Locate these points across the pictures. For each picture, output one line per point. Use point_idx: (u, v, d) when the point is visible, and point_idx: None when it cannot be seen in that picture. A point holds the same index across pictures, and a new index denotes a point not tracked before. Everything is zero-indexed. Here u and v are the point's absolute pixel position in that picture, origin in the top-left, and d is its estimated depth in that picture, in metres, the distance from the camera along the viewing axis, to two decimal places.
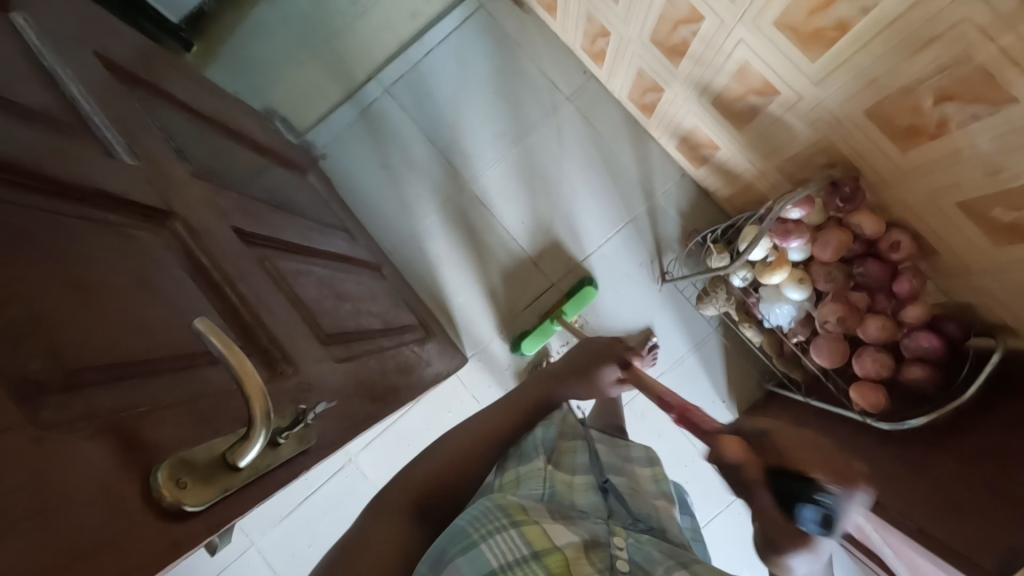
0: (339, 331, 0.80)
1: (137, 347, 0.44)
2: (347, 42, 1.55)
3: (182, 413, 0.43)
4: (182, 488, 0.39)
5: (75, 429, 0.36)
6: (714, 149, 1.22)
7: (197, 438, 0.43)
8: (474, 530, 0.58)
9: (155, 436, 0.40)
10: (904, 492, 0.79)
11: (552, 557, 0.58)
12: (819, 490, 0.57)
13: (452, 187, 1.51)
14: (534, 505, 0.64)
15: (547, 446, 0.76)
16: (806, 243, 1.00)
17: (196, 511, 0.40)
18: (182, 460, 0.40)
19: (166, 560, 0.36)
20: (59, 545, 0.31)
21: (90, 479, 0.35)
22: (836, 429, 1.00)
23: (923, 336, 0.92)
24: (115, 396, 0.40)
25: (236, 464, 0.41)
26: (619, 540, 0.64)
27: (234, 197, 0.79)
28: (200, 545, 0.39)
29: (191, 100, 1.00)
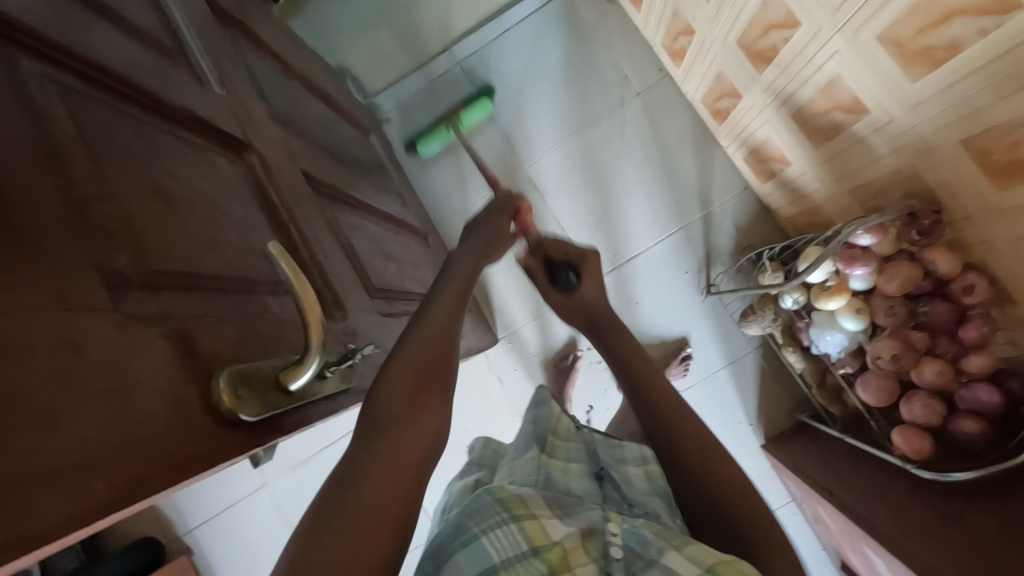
0: (385, 287, 0.82)
1: (209, 263, 0.46)
2: (427, 11, 1.56)
3: (243, 332, 0.45)
4: (238, 399, 0.40)
5: (153, 325, 0.38)
6: (784, 163, 1.17)
7: (253, 357, 0.45)
8: (474, 525, 0.57)
9: (219, 349, 0.42)
10: (937, 544, 0.76)
11: (553, 552, 0.57)
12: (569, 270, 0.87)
13: (508, 169, 1.51)
14: (532, 495, 0.62)
15: (539, 440, 0.79)
16: (871, 272, 0.95)
17: (249, 422, 0.41)
18: (239, 373, 0.41)
19: (213, 463, 0.38)
20: (125, 426, 0.33)
21: (161, 373, 0.37)
22: (872, 474, 0.97)
23: (983, 390, 0.86)
24: (187, 302, 0.42)
25: (288, 386, 0.43)
26: (613, 526, 0.62)
27: (304, 144, 0.82)
28: (245, 455, 0.41)
29: (274, 45, 1.03)
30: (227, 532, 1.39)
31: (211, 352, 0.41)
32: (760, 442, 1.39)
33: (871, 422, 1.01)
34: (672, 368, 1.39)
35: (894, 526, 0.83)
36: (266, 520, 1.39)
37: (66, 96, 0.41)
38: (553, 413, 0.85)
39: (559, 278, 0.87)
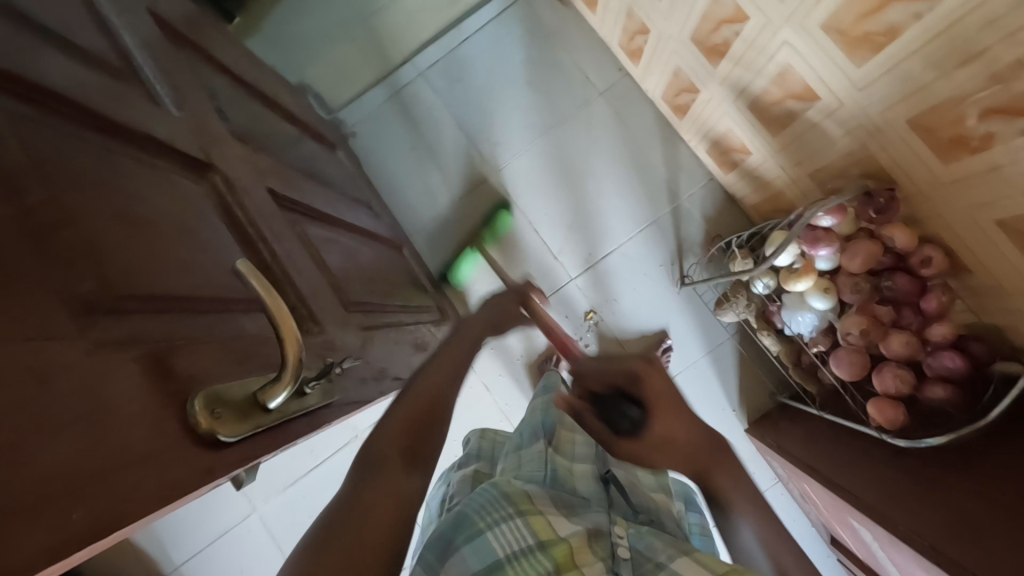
0: (362, 300, 0.81)
1: (178, 284, 0.45)
2: (386, 24, 1.56)
3: (218, 350, 0.44)
4: (216, 419, 0.39)
5: (121, 350, 0.37)
6: (745, 153, 1.21)
7: (232, 375, 0.44)
8: (480, 519, 0.57)
9: (196, 370, 0.41)
10: (919, 508, 0.78)
11: (558, 548, 0.55)
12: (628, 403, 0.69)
13: (479, 176, 1.52)
14: (538, 493, 0.62)
15: (546, 431, 0.79)
16: (835, 252, 0.98)
17: (229, 442, 0.40)
18: (216, 395, 0.40)
19: (199, 484, 0.37)
20: (100, 454, 0.32)
21: (133, 398, 0.35)
22: (850, 446, 1.00)
23: (947, 355, 0.90)
24: (157, 325, 0.41)
25: (266, 404, 0.42)
26: (619, 529, 0.62)
27: (269, 161, 0.81)
28: (232, 474, 0.40)
29: (231, 64, 1.02)
30: (216, 565, 1.35)
31: (187, 372, 0.40)
32: (744, 427, 1.42)
33: (846, 397, 1.05)
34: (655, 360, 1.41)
35: (874, 493, 0.87)
36: (255, 548, 1.35)
37: (15, 121, 0.40)
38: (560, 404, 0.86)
39: (619, 419, 0.68)
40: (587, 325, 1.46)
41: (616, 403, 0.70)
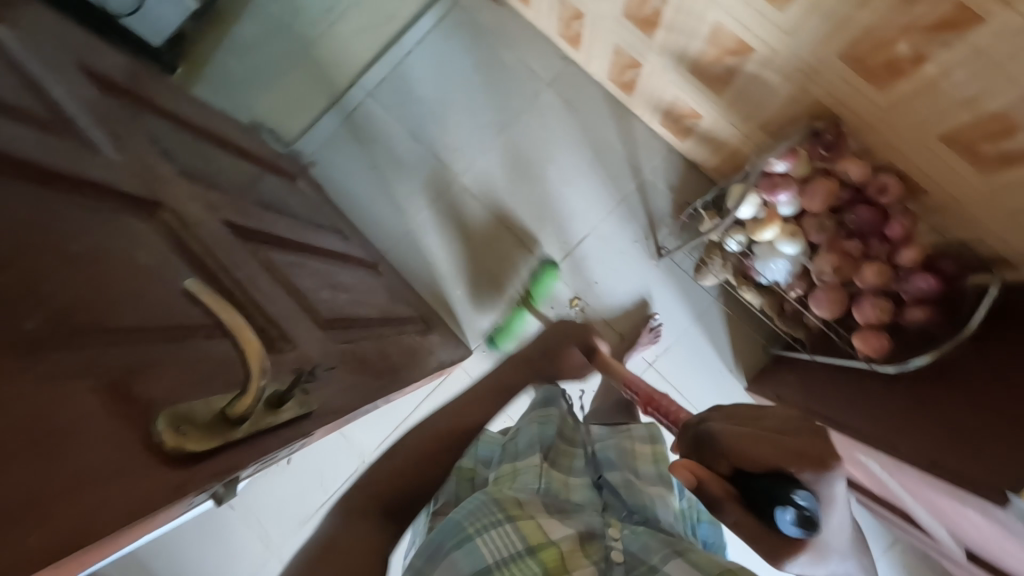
0: (337, 317, 0.81)
1: (132, 316, 0.44)
2: (328, 51, 1.58)
3: (178, 373, 0.44)
4: (184, 435, 0.38)
5: (75, 379, 0.36)
6: (697, 117, 1.22)
7: (195, 394, 0.43)
8: (469, 525, 0.58)
9: (157, 393, 0.41)
10: (917, 432, 0.78)
11: (547, 552, 0.56)
12: (796, 489, 0.45)
13: (443, 184, 1.53)
14: (530, 498, 0.62)
15: (545, 443, 0.77)
16: (795, 196, 0.99)
17: (199, 458, 0.39)
18: (180, 412, 0.40)
19: (168, 500, 0.37)
20: (57, 476, 0.32)
21: (89, 424, 0.35)
22: (841, 385, 1.01)
23: (920, 278, 0.91)
24: (111, 354, 0.41)
25: (235, 417, 0.40)
26: (613, 531, 0.61)
27: (223, 196, 0.80)
28: (208, 487, 0.39)
29: (176, 110, 1.02)
30: None
31: (149, 396, 0.40)
32: (744, 385, 1.42)
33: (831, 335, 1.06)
34: (643, 338, 1.42)
35: (873, 425, 0.87)
36: None
37: None
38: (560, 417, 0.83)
39: (784, 523, 0.45)
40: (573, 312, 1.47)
41: (787, 494, 0.45)
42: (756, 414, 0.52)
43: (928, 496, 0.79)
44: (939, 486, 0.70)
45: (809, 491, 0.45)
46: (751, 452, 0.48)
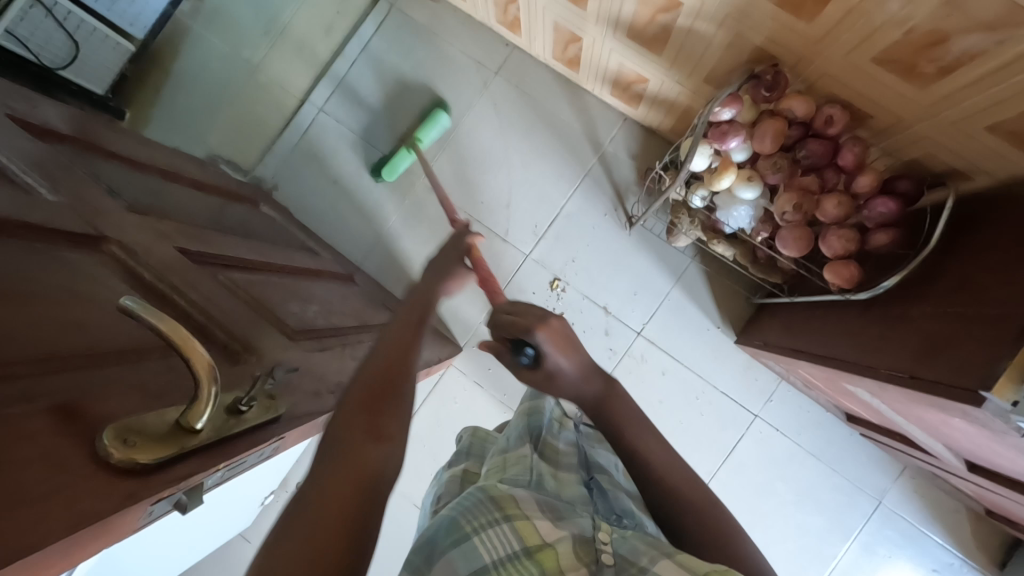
0: (308, 327, 0.80)
1: (73, 345, 0.44)
2: (273, 73, 1.58)
3: (123, 393, 0.43)
4: (132, 447, 0.37)
5: (8, 404, 0.35)
6: (644, 81, 1.23)
7: (142, 408, 0.43)
8: (467, 523, 0.58)
9: (102, 412, 0.40)
10: (894, 347, 0.80)
11: (544, 553, 0.56)
12: (525, 345, 0.73)
13: (407, 186, 1.54)
14: (525, 495, 0.62)
15: (534, 431, 0.81)
16: (745, 140, 1.00)
17: (148, 469, 0.38)
18: (129, 425, 0.38)
19: (119, 508, 0.36)
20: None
21: (30, 443, 0.34)
22: (822, 320, 1.02)
23: (879, 202, 0.92)
24: (46, 379, 0.40)
25: (191, 426, 0.40)
26: (604, 534, 0.61)
27: (176, 225, 0.80)
28: (162, 494, 0.39)
29: (123, 149, 1.01)
30: None
31: (103, 419, 0.39)
32: (732, 338, 1.43)
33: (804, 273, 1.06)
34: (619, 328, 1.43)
35: (855, 349, 0.88)
36: None
37: None
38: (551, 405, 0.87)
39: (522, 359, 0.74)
40: (556, 294, 1.47)
41: (519, 343, 0.74)
42: (519, 305, 0.73)
43: (913, 409, 0.80)
44: (918, 396, 0.71)
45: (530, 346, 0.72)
46: (504, 323, 0.73)
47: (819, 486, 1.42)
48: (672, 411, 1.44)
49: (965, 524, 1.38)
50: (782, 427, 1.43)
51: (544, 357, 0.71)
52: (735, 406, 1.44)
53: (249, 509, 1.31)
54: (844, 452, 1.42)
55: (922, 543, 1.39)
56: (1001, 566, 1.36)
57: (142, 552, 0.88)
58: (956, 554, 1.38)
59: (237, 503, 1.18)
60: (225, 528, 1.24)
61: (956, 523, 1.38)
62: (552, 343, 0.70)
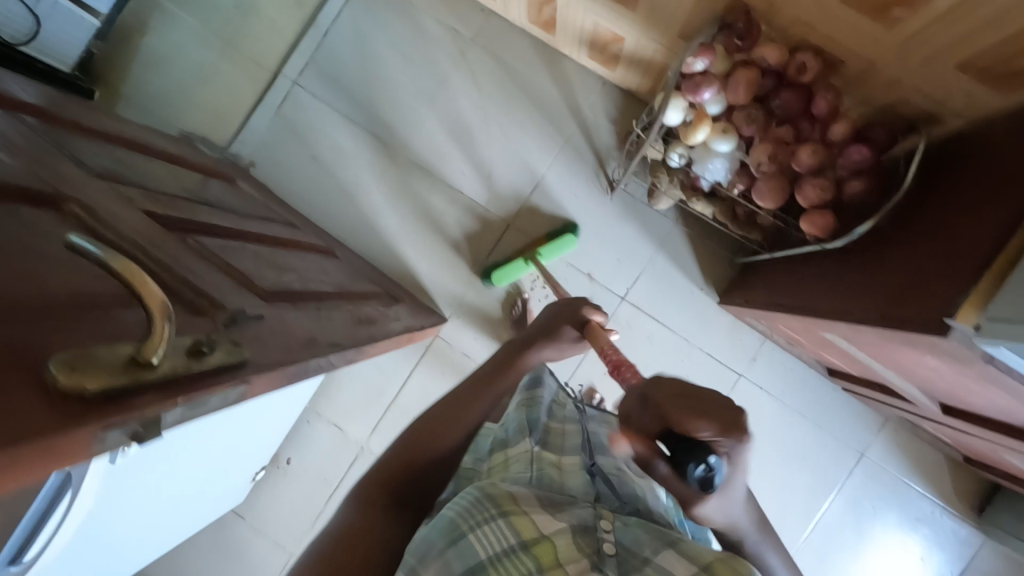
0: (283, 290, 0.79)
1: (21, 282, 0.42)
2: (245, 47, 1.54)
3: (69, 328, 0.42)
4: (83, 374, 0.36)
5: None
6: (620, 40, 1.21)
7: (91, 342, 0.42)
8: (463, 522, 0.59)
9: (45, 343, 0.38)
10: (867, 289, 0.80)
11: (541, 547, 0.55)
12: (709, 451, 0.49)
13: (386, 159, 1.52)
14: (524, 493, 0.63)
15: (534, 422, 0.83)
16: (719, 92, 0.99)
17: (100, 400, 0.37)
18: (79, 356, 0.37)
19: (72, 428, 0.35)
20: None
21: None
22: (802, 271, 1.02)
23: (854, 149, 0.91)
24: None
25: (147, 359, 0.39)
26: (606, 523, 0.60)
27: (142, 191, 0.78)
28: (117, 422, 0.38)
29: (88, 121, 0.98)
30: None
31: (55, 352, 0.38)
32: (716, 300, 1.44)
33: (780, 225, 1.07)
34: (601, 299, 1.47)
35: (830, 296, 0.89)
36: None
37: None
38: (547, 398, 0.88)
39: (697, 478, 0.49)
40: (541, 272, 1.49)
41: (697, 455, 0.49)
42: (695, 391, 0.53)
43: (885, 349, 0.81)
44: (890, 336, 0.72)
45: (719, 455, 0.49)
46: (684, 415, 0.51)
47: (805, 443, 1.44)
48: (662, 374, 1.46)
49: (945, 473, 1.42)
50: (767, 385, 1.45)
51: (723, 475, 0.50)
52: (720, 367, 1.45)
53: (242, 487, 1.32)
54: (828, 408, 1.44)
55: (904, 494, 1.42)
56: (980, 511, 1.40)
57: (131, 525, 0.88)
58: (936, 503, 1.42)
59: (228, 480, 1.19)
60: (219, 507, 1.25)
61: (936, 472, 1.42)
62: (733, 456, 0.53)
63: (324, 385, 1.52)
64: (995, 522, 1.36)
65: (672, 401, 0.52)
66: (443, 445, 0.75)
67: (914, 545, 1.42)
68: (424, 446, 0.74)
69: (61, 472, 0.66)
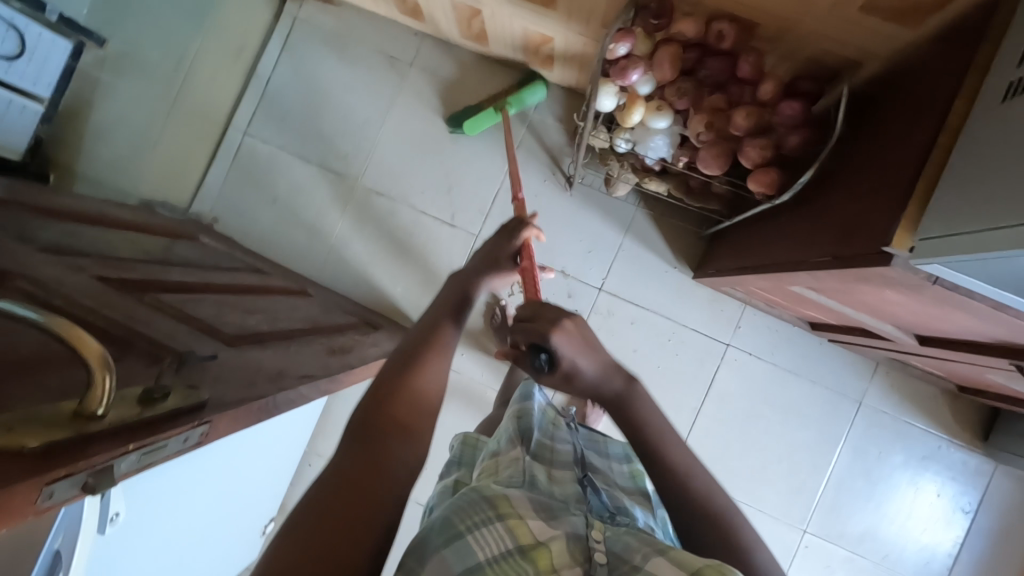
0: (250, 332, 0.80)
1: None
2: (192, 106, 1.56)
3: (13, 388, 0.43)
4: (19, 431, 0.37)
5: None
6: (549, 41, 1.24)
7: (36, 399, 0.43)
8: (459, 521, 0.57)
9: None
10: (817, 233, 0.82)
11: (538, 552, 0.56)
12: (538, 349, 0.66)
13: (345, 193, 1.53)
14: (518, 494, 0.62)
15: (523, 432, 0.84)
16: (646, 72, 1.02)
17: (42, 454, 0.38)
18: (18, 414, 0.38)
19: (17, 479, 0.35)
20: None
21: None
22: (761, 230, 1.04)
23: (786, 105, 0.94)
24: None
25: (88, 409, 0.40)
26: (596, 532, 0.60)
27: (96, 259, 0.79)
28: (65, 469, 0.38)
29: (39, 201, 0.99)
30: None
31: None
32: (690, 276, 1.46)
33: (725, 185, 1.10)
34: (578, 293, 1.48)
35: (786, 248, 0.90)
36: None
37: None
38: (536, 411, 0.92)
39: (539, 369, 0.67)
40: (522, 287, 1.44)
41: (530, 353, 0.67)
42: (533, 309, 0.68)
43: (846, 289, 0.82)
44: (843, 275, 0.73)
45: (546, 350, 0.65)
46: (520, 330, 0.67)
47: (803, 399, 1.45)
48: (646, 359, 1.47)
49: (944, 406, 1.42)
50: (755, 349, 1.46)
51: (562, 361, 0.66)
52: (707, 339, 1.46)
53: (254, 542, 1.31)
54: (819, 362, 1.45)
55: (908, 433, 1.43)
56: (986, 438, 1.41)
57: None
58: (941, 437, 1.42)
59: (236, 534, 1.18)
60: (234, 565, 1.24)
61: (935, 406, 1.42)
62: (571, 342, 0.66)
63: (320, 425, 1.52)
64: (1001, 445, 1.37)
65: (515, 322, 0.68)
66: (429, 393, 0.67)
67: (928, 483, 1.42)
68: (401, 395, 0.65)
69: (51, 549, 0.63)
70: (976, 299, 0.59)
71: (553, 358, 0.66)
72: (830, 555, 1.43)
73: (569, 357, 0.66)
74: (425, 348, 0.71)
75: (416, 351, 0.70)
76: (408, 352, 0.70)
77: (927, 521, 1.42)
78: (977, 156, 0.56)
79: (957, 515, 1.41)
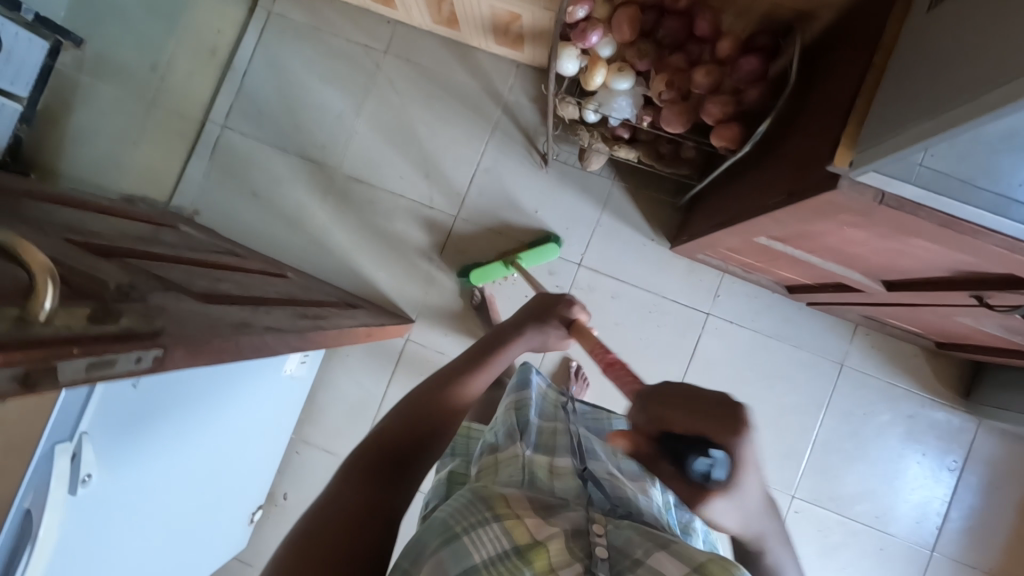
0: (220, 294, 0.81)
1: None
2: (170, 101, 1.57)
3: None
4: None
5: None
6: (517, 17, 1.26)
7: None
8: (456, 523, 0.50)
9: None
10: (774, 178, 0.84)
11: (536, 551, 0.48)
12: (712, 446, 0.52)
13: (324, 180, 1.55)
14: (516, 494, 0.54)
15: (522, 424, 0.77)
16: (605, 35, 1.04)
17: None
18: None
19: None
20: None
21: None
22: (728, 187, 1.05)
23: (745, 59, 0.96)
24: None
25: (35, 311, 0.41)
26: (598, 525, 0.52)
27: (64, 228, 0.80)
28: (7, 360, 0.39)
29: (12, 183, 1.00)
30: None
31: None
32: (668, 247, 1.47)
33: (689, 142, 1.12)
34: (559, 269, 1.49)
35: (749, 198, 0.92)
36: None
37: None
38: (534, 398, 0.85)
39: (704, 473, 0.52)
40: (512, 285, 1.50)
41: (697, 452, 0.51)
42: (690, 391, 0.55)
43: (806, 230, 0.84)
44: (799, 211, 0.75)
45: (722, 448, 0.52)
46: (688, 422, 0.53)
47: (786, 365, 1.45)
48: (630, 332, 1.47)
49: (925, 366, 1.43)
50: (736, 317, 1.47)
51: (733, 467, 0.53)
52: (687, 310, 1.47)
53: (242, 529, 1.31)
54: (798, 327, 1.46)
55: (891, 394, 1.44)
56: (968, 395, 1.41)
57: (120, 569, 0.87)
58: (924, 397, 1.43)
59: (223, 519, 1.18)
60: (223, 551, 1.24)
61: (916, 366, 1.43)
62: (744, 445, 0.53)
63: (308, 412, 1.52)
64: (982, 401, 1.38)
65: (675, 408, 0.54)
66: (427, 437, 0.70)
67: (914, 443, 1.42)
68: (401, 434, 0.68)
69: (20, 508, 0.67)
70: (924, 216, 0.61)
71: (725, 462, 0.52)
72: (821, 520, 1.43)
73: (739, 464, 0.53)
74: (428, 398, 0.72)
75: (417, 402, 0.72)
76: (412, 401, 0.72)
77: (915, 482, 1.42)
78: (914, 68, 0.57)
79: (943, 474, 1.41)
